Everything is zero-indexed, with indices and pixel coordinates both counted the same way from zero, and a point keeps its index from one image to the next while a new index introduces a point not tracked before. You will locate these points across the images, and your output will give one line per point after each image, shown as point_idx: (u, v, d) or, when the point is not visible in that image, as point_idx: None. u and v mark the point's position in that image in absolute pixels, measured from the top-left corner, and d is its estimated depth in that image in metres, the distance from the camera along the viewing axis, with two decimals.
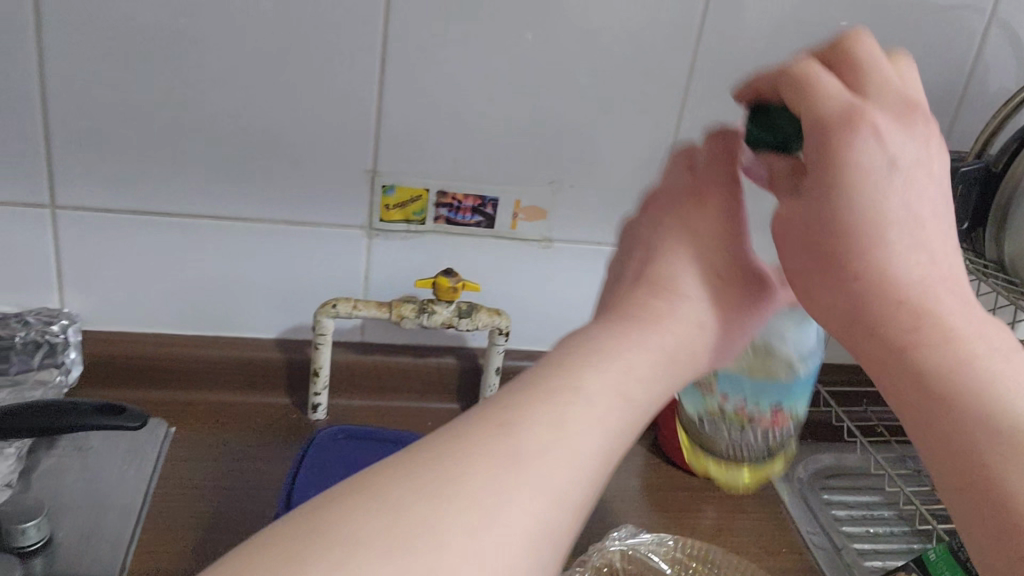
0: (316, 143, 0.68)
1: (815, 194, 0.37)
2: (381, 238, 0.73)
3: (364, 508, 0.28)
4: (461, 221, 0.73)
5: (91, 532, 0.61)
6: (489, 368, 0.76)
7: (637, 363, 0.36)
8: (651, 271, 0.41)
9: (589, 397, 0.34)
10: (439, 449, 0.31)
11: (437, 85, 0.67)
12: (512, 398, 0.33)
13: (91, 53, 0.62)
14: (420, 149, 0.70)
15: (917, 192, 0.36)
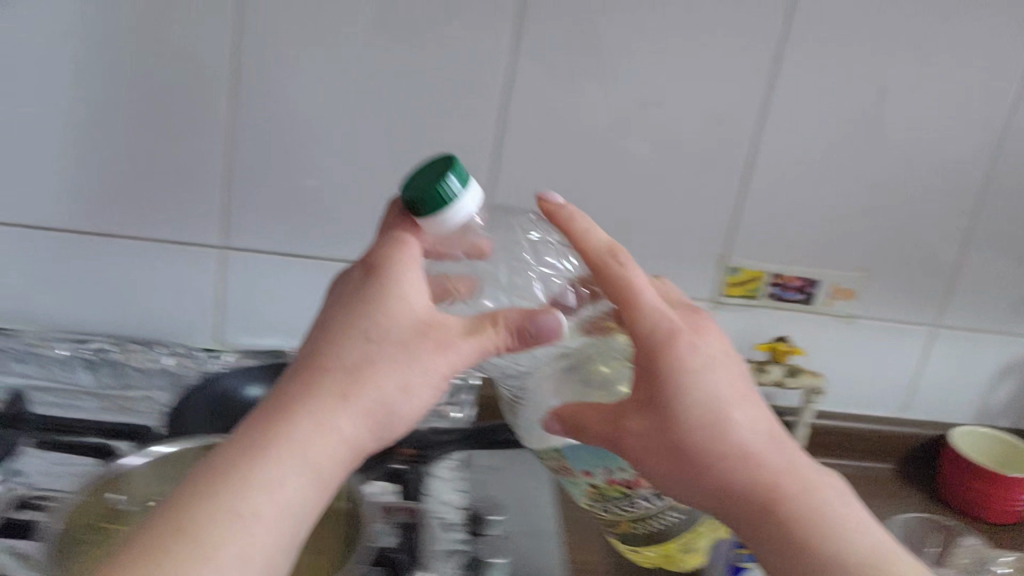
0: (686, 228, 0.86)
1: (660, 409, 0.49)
2: (722, 310, 0.89)
3: (208, 522, 0.40)
4: (787, 298, 0.89)
5: (532, 523, 0.71)
6: (800, 422, 0.86)
7: (306, 464, 0.43)
8: (331, 359, 0.46)
9: (268, 499, 0.42)
10: (229, 465, 0.42)
11: (784, 187, 0.85)
12: (183, 534, 0.39)
13: (527, 164, 0.83)
14: (765, 236, 0.87)
15: (738, 388, 0.51)
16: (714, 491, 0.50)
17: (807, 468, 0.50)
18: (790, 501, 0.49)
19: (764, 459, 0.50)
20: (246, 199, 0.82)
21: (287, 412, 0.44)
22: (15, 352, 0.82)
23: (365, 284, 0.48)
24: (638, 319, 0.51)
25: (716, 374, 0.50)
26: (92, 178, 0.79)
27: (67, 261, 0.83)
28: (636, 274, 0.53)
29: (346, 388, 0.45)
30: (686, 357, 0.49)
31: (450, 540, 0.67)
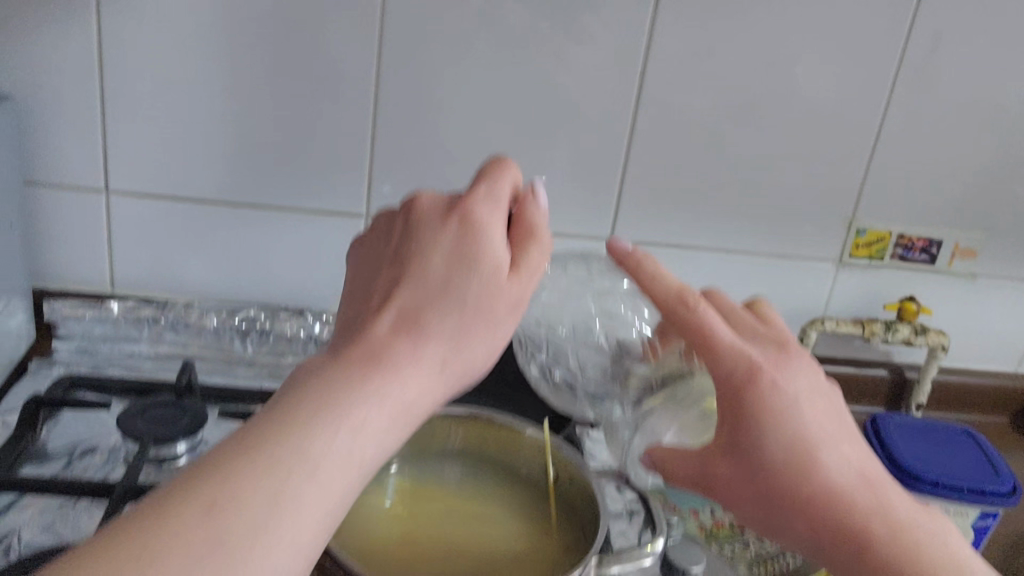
0: (818, 191, 0.87)
1: (752, 440, 0.46)
2: (847, 270, 0.91)
3: (206, 517, 0.32)
4: (911, 258, 0.91)
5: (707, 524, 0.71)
6: (925, 376, 0.90)
7: (350, 433, 0.36)
8: (414, 318, 0.40)
9: (328, 464, 0.35)
10: (235, 455, 0.34)
11: (916, 150, 0.86)
12: (238, 463, 0.34)
13: (665, 132, 0.83)
14: (894, 199, 0.88)
15: (829, 415, 0.48)
16: (810, 536, 0.46)
17: (903, 509, 0.46)
18: (898, 549, 0.44)
19: (855, 501, 0.45)
20: (390, 166, 0.83)
21: (312, 402, 0.36)
22: (170, 321, 0.84)
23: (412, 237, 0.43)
24: (717, 362, 0.48)
25: (805, 418, 0.47)
26: (246, 149, 0.81)
27: (219, 230, 0.85)
28: (710, 314, 0.49)
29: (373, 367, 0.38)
30: (772, 401, 0.46)
31: (621, 499, 0.70)
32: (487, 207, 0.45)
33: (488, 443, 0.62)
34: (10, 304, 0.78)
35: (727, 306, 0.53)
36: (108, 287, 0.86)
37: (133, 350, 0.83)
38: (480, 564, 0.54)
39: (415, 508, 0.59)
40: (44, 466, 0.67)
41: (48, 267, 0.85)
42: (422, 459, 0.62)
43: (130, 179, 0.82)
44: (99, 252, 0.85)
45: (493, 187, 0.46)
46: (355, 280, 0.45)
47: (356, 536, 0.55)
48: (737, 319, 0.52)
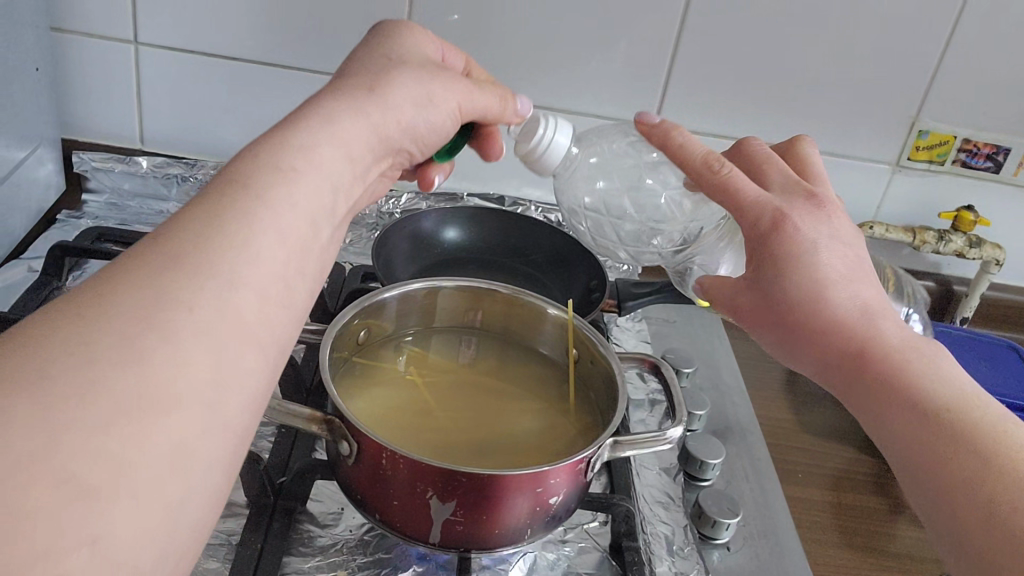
0: (882, 87, 0.82)
1: (775, 271, 0.46)
2: (903, 173, 0.86)
3: (190, 234, 0.29)
4: (976, 166, 0.85)
5: (730, 426, 0.70)
6: (974, 290, 0.87)
7: (318, 161, 0.35)
8: (347, 78, 0.42)
9: (300, 185, 0.33)
10: (220, 186, 0.31)
11: (996, 47, 0.79)
12: (223, 194, 0.31)
13: (722, 11, 0.77)
14: (963, 99, 0.82)
15: (847, 257, 0.47)
16: (818, 358, 0.46)
17: (905, 342, 0.44)
18: (893, 367, 0.42)
19: (873, 330, 0.44)
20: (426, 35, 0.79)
21: (291, 132, 0.35)
22: (199, 181, 0.83)
23: (365, 55, 0.45)
24: (741, 217, 0.48)
25: (820, 257, 0.46)
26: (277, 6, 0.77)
27: (250, 89, 0.82)
28: (735, 174, 0.49)
29: (332, 116, 0.38)
30: (797, 236, 0.46)
31: (644, 387, 0.70)
32: (398, 45, 0.46)
33: (510, 319, 0.61)
34: (37, 153, 0.77)
35: (751, 149, 0.54)
36: (138, 143, 0.85)
37: (161, 209, 0.83)
38: (490, 436, 0.54)
39: (432, 377, 0.58)
40: None
41: (78, 119, 0.83)
42: (443, 331, 0.62)
43: (160, 31, 0.79)
44: (129, 106, 0.83)
45: (403, 39, 0.47)
46: (344, 68, 0.44)
47: (370, 402, 0.55)
48: (764, 162, 0.52)
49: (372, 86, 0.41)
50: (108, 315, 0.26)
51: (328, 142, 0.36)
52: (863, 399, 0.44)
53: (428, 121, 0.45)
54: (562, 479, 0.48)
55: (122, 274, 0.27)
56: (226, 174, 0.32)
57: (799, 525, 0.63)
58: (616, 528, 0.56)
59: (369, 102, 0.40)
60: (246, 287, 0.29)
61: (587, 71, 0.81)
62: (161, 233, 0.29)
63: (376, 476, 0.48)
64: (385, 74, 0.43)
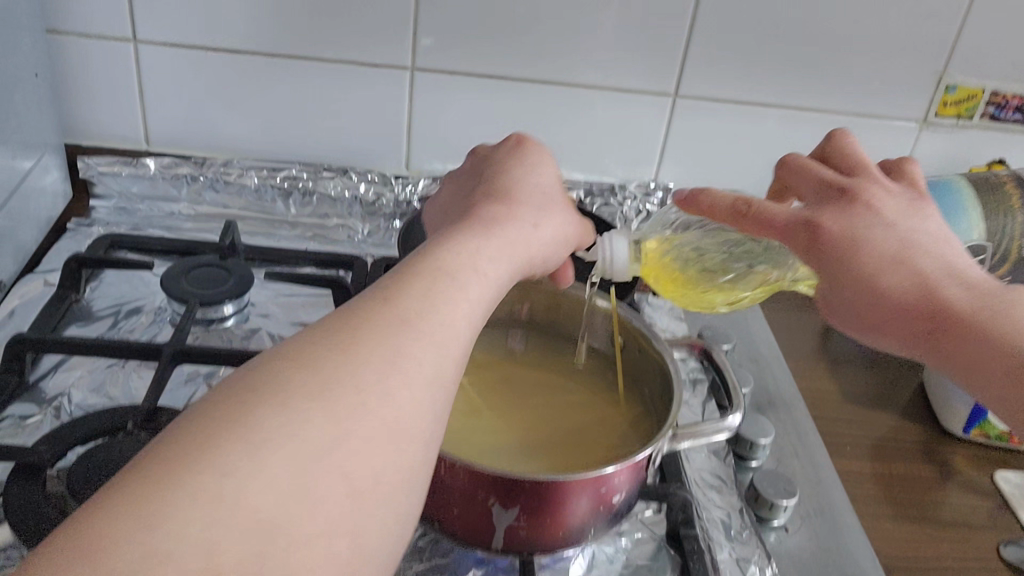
0: (908, 43, 0.79)
1: (836, 277, 0.46)
2: (931, 130, 0.84)
3: (361, 346, 0.33)
4: (1004, 118, 0.84)
5: (776, 400, 0.69)
6: None
7: (469, 285, 0.38)
8: (483, 191, 0.46)
9: (453, 310, 0.36)
10: (381, 299, 0.35)
11: None
12: (383, 310, 0.35)
13: None
14: (992, 51, 0.80)
15: (899, 234, 0.46)
16: (906, 338, 0.46)
17: (980, 300, 0.44)
18: (975, 330, 0.44)
19: (940, 300, 0.45)
20: (436, 13, 0.76)
21: (443, 255, 0.39)
22: (209, 180, 0.81)
23: (497, 166, 0.48)
24: (787, 240, 0.47)
25: (872, 249, 0.46)
26: None
27: (255, 82, 0.79)
28: (770, 206, 0.48)
29: (478, 235, 0.41)
30: (840, 238, 0.46)
31: (684, 367, 0.68)
32: (535, 167, 0.48)
33: (553, 312, 0.60)
34: (43, 161, 0.75)
35: (797, 163, 0.52)
36: (144, 144, 0.82)
37: (173, 210, 0.81)
38: (545, 434, 0.53)
39: (474, 377, 0.57)
40: (90, 326, 0.65)
41: (80, 123, 0.81)
42: (481, 330, 0.61)
43: (159, 26, 0.76)
44: (131, 107, 0.80)
45: (535, 156, 0.49)
46: (476, 179, 0.48)
47: None
48: (805, 172, 0.51)
49: (511, 204, 0.45)
50: (270, 415, 0.29)
51: (496, 255, 0.41)
52: (946, 360, 0.45)
53: (550, 256, 0.46)
54: (624, 476, 0.46)
55: (298, 370, 0.31)
56: (386, 291, 0.36)
57: (852, 500, 0.62)
58: (674, 516, 0.55)
59: (505, 217, 0.44)
60: (398, 395, 0.32)
61: (603, 41, 0.78)
62: (325, 339, 0.33)
63: (433, 485, 0.46)
64: (516, 186, 0.47)
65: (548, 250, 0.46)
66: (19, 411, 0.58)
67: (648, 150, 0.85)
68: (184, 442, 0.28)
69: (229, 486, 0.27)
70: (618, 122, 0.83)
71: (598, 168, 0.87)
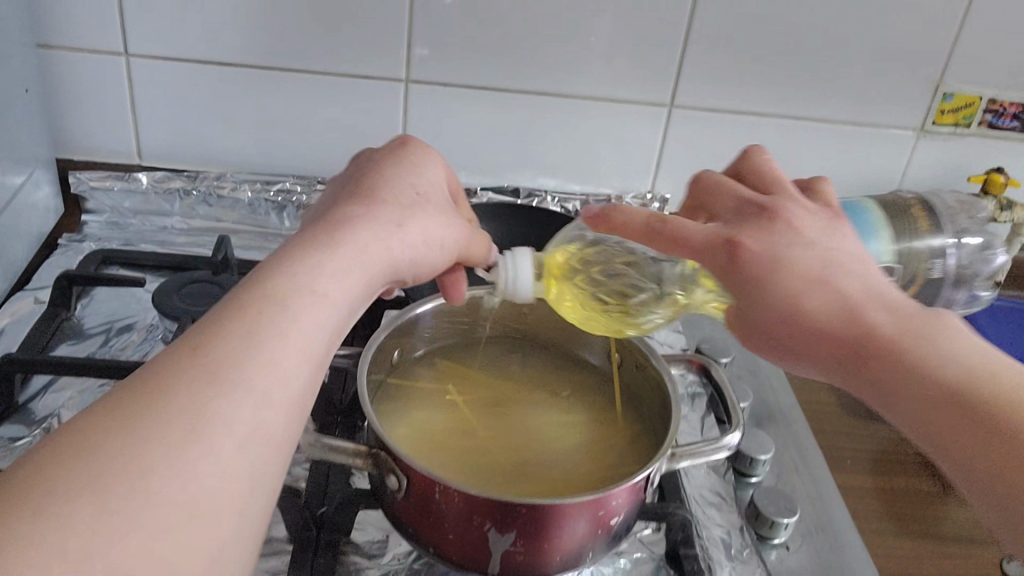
0: (905, 52, 0.79)
1: (755, 297, 0.42)
2: (928, 139, 0.84)
3: (189, 376, 0.29)
4: (1002, 126, 0.83)
5: (776, 414, 0.68)
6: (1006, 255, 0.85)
7: (332, 291, 0.34)
8: (363, 183, 0.42)
9: (310, 318, 0.33)
10: (220, 319, 0.31)
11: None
12: (224, 333, 0.31)
13: None
14: (989, 59, 0.79)
15: (817, 254, 0.41)
16: (826, 362, 0.42)
17: (902, 323, 0.39)
18: (895, 354, 0.39)
19: (862, 323, 0.40)
20: (430, 24, 0.75)
21: (296, 255, 0.35)
22: (202, 194, 0.80)
23: (375, 163, 0.44)
24: (700, 258, 0.43)
25: (789, 266, 0.41)
26: (271, 8, 0.74)
27: (248, 94, 0.79)
28: (684, 223, 0.43)
29: (345, 233, 0.37)
30: (758, 255, 0.41)
31: (683, 382, 0.67)
32: (420, 165, 0.45)
33: (550, 327, 0.59)
34: (34, 177, 0.74)
35: (710, 178, 0.48)
36: (135, 158, 0.81)
37: (166, 225, 0.81)
38: (540, 454, 0.52)
39: (469, 395, 0.56)
40: (82, 345, 0.65)
41: (71, 137, 0.80)
42: (477, 346, 0.60)
43: (150, 40, 0.75)
44: (122, 121, 0.79)
45: (421, 158, 0.46)
46: (349, 176, 0.44)
47: (409, 425, 0.53)
48: (717, 190, 0.46)
49: (386, 199, 0.41)
50: (73, 479, 0.25)
51: (359, 258, 0.37)
52: (865, 388, 0.40)
53: (432, 263, 0.43)
54: (622, 499, 0.46)
55: (116, 417, 0.27)
56: (228, 305, 0.32)
57: (853, 516, 0.61)
58: (673, 536, 0.54)
59: (383, 211, 0.40)
60: (236, 429, 0.29)
61: (597, 51, 0.78)
62: (153, 368, 0.30)
63: (427, 510, 0.45)
64: (398, 181, 0.42)
65: (431, 255, 0.42)
66: (9, 432, 0.57)
67: (644, 161, 0.85)
68: None
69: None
70: (613, 132, 0.83)
71: (594, 179, 0.86)
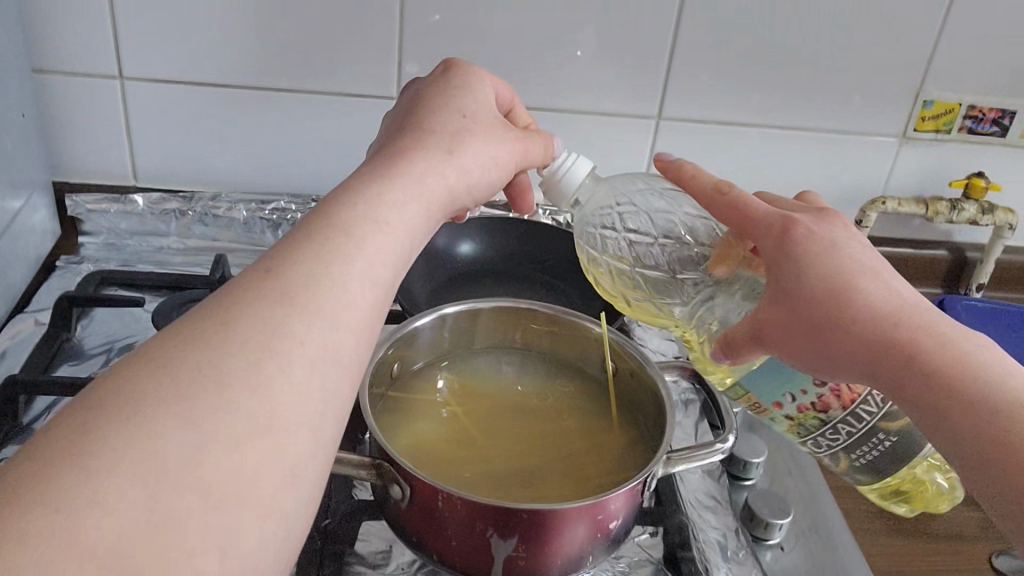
0: (885, 61, 0.80)
1: (789, 267, 0.42)
2: (910, 145, 0.86)
3: (273, 293, 0.33)
4: (981, 131, 0.85)
5: None
6: (989, 257, 0.87)
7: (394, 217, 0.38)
8: (413, 120, 0.46)
9: (378, 240, 0.37)
10: (304, 242, 0.35)
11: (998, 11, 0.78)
12: (303, 249, 0.35)
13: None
14: (966, 67, 0.81)
15: (866, 258, 0.43)
16: (859, 364, 0.41)
17: (949, 333, 0.39)
18: (938, 361, 0.38)
19: (905, 325, 0.39)
20: (420, 42, 0.77)
21: (361, 189, 0.38)
22: (197, 214, 0.81)
23: (428, 95, 0.48)
24: (749, 227, 0.45)
25: (839, 251, 0.42)
26: (263, 29, 0.75)
27: (242, 114, 0.80)
28: (743, 193, 0.46)
29: (406, 172, 0.41)
30: (807, 233, 0.43)
31: (676, 389, 0.69)
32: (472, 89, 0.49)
33: (546, 337, 0.61)
34: (31, 200, 0.75)
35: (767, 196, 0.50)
36: (131, 179, 0.82)
37: (162, 245, 0.81)
38: (538, 458, 0.53)
39: (469, 405, 0.58)
40: (83, 365, 0.65)
41: (66, 160, 0.81)
42: (475, 357, 0.62)
43: (145, 62, 0.76)
44: (118, 142, 0.80)
45: (470, 80, 0.50)
46: (406, 111, 0.47)
47: (411, 436, 0.54)
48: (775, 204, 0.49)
49: (444, 134, 0.45)
50: (180, 375, 0.29)
51: (413, 192, 0.40)
52: (900, 396, 0.39)
53: (486, 182, 0.47)
54: (621, 503, 0.47)
55: (219, 321, 0.31)
56: (312, 224, 0.36)
57: (847, 516, 0.62)
58: (671, 539, 0.55)
59: (438, 146, 0.44)
60: (317, 334, 0.33)
61: (584, 66, 0.79)
62: (245, 283, 0.33)
63: (431, 518, 0.46)
64: (447, 113, 0.46)
65: (479, 182, 0.46)
66: (12, 452, 0.57)
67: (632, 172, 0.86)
68: (88, 413, 0.28)
69: (123, 450, 0.27)
70: (602, 145, 0.84)
71: None
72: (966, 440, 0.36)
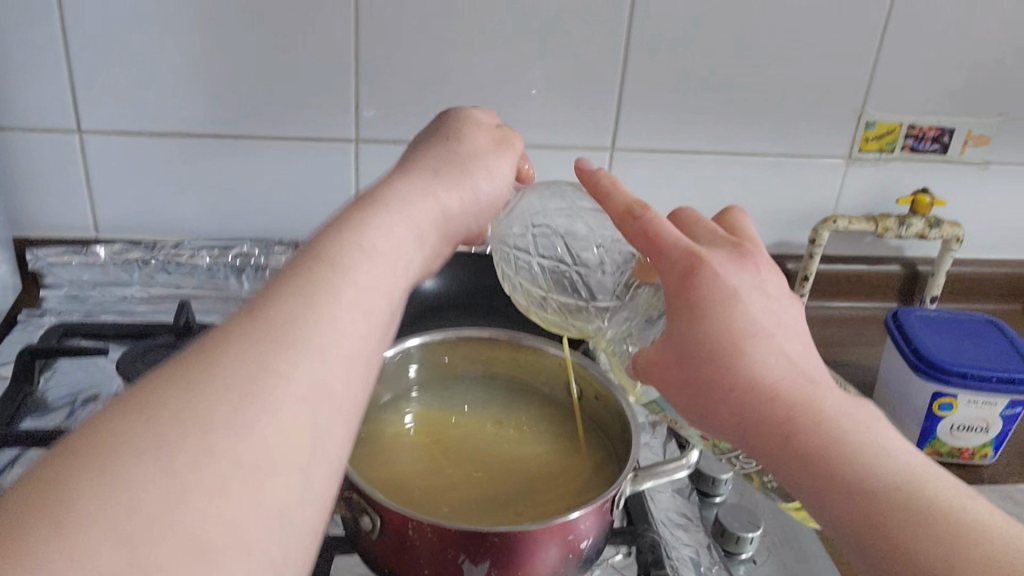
0: (827, 85, 0.83)
1: (685, 320, 0.40)
2: (857, 166, 0.88)
3: (262, 336, 0.32)
4: (923, 149, 0.88)
5: None
6: (940, 269, 0.89)
7: (382, 258, 0.38)
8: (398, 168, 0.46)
9: (366, 279, 0.36)
10: (292, 282, 0.34)
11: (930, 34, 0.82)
12: (291, 290, 0.34)
13: (664, 32, 0.79)
14: (904, 88, 0.84)
15: (770, 305, 0.40)
16: (738, 424, 0.40)
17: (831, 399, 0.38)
18: (817, 430, 0.37)
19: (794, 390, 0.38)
20: (376, 86, 0.79)
21: (350, 230, 0.38)
22: (160, 262, 0.81)
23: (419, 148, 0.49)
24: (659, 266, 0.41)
25: (745, 303, 0.39)
26: (220, 78, 0.76)
27: (202, 162, 0.80)
28: (658, 221, 0.42)
29: (389, 211, 0.41)
30: (719, 280, 0.39)
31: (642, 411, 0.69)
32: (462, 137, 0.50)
33: (511, 365, 0.61)
34: None
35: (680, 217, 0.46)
36: (92, 231, 0.82)
37: (126, 295, 0.81)
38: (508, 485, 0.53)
39: (437, 436, 0.58)
40: (47, 417, 0.65)
41: (27, 215, 0.81)
42: (442, 388, 0.62)
43: (104, 115, 0.77)
44: (78, 195, 0.81)
45: (466, 131, 0.51)
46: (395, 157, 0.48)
47: (380, 470, 0.54)
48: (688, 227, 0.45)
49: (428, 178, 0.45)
50: (166, 419, 0.28)
51: (400, 232, 0.40)
52: (778, 460, 0.39)
53: (467, 224, 0.48)
54: (590, 522, 0.47)
55: (205, 364, 0.30)
56: (303, 264, 0.36)
57: None
58: (644, 558, 0.55)
59: (428, 188, 0.44)
60: (306, 374, 0.32)
61: (537, 102, 0.81)
62: (231, 326, 0.32)
63: (402, 547, 0.47)
64: (431, 161, 0.47)
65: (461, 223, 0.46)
66: None
67: None
68: (68, 462, 0.26)
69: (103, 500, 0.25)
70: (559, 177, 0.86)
71: None
72: (844, 524, 0.36)
